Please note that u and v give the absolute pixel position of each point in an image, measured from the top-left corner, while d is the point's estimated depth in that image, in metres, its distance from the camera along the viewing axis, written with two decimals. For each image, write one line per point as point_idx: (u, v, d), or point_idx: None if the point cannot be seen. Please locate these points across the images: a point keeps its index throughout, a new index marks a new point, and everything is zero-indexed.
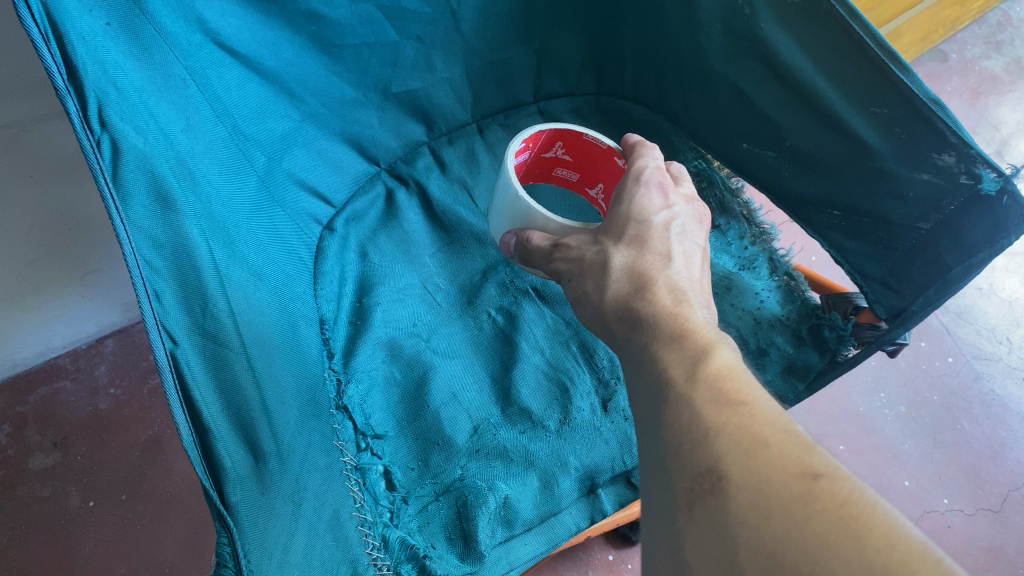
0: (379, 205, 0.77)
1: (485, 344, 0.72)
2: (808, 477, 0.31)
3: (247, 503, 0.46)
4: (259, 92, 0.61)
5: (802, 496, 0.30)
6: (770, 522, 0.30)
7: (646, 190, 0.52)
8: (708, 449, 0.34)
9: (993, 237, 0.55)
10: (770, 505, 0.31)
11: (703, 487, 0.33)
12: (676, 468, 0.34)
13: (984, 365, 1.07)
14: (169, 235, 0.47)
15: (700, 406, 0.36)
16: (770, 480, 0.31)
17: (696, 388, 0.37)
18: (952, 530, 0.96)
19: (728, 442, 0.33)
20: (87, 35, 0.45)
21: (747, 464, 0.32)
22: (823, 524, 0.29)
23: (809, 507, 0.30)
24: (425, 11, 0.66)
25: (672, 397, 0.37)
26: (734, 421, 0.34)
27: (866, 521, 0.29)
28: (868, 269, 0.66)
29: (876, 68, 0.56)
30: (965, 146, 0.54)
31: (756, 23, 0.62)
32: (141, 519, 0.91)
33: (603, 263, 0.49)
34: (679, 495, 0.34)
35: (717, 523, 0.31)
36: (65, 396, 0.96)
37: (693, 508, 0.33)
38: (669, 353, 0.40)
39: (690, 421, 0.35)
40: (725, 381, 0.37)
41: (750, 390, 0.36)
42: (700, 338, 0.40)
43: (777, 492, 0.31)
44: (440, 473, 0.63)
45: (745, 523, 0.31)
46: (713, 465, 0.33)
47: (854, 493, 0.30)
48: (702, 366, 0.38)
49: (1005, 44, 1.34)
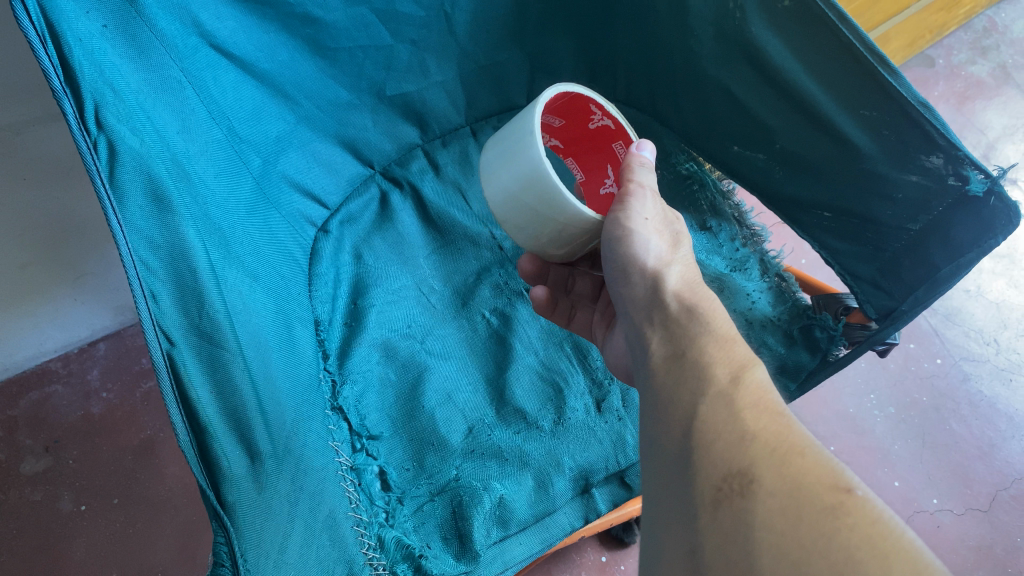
0: (374, 207, 0.77)
1: (480, 346, 0.73)
2: (840, 490, 0.33)
3: (243, 503, 0.46)
4: (255, 94, 0.61)
5: (833, 508, 0.32)
6: (798, 530, 0.31)
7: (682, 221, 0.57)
8: (744, 450, 0.35)
9: (981, 237, 0.56)
10: (800, 513, 0.32)
11: (733, 487, 0.34)
12: (704, 463, 0.35)
13: (972, 367, 1.08)
14: (166, 236, 0.48)
15: (741, 408, 0.37)
16: (802, 489, 0.33)
17: (739, 391, 0.38)
18: (941, 530, 0.97)
19: (764, 447, 0.35)
20: (84, 37, 0.45)
21: (780, 470, 0.34)
22: (852, 538, 0.31)
23: (840, 520, 0.31)
24: (419, 14, 0.66)
25: (713, 393, 0.38)
26: (771, 429, 0.36)
27: (892, 542, 0.30)
28: (858, 270, 0.67)
29: (865, 72, 0.57)
30: (953, 148, 0.55)
31: (747, 27, 0.63)
32: (133, 524, 0.91)
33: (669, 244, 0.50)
34: (704, 493, 0.34)
35: (741, 523, 0.32)
36: (57, 400, 0.95)
37: (718, 508, 0.34)
38: (709, 348, 0.41)
39: (727, 420, 0.36)
40: (765, 393, 0.38)
41: (786, 407, 0.38)
42: (750, 349, 0.41)
43: (809, 502, 0.32)
44: (435, 474, 0.64)
45: (772, 528, 0.32)
46: (746, 467, 0.34)
47: (883, 515, 0.32)
48: (746, 373, 0.39)
49: (991, 50, 1.36)
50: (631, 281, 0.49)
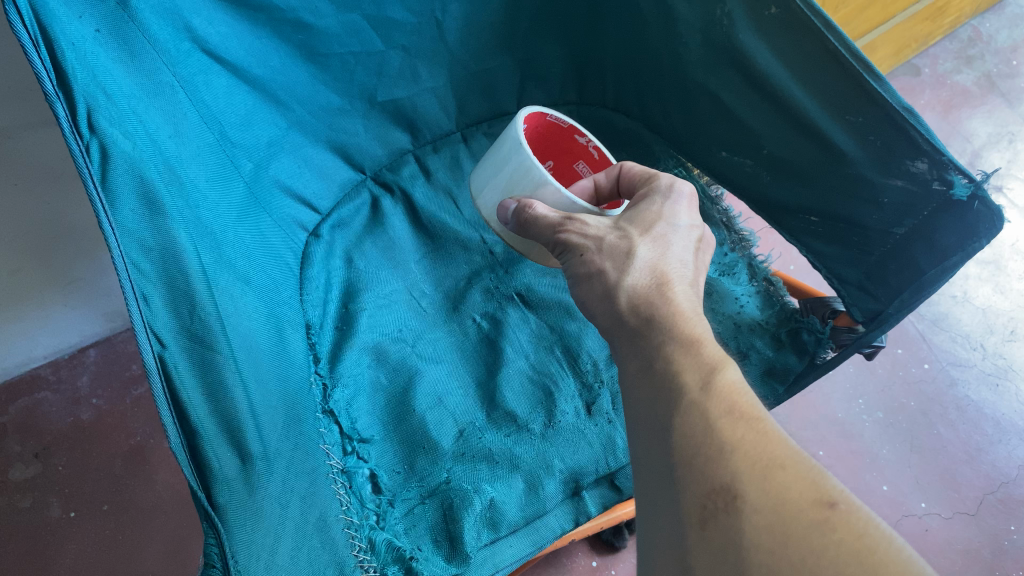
0: (365, 212, 0.77)
1: (471, 350, 0.73)
2: (824, 504, 0.33)
3: (234, 504, 0.46)
4: (247, 99, 0.62)
5: (820, 524, 0.32)
6: (787, 547, 0.32)
7: (673, 200, 0.52)
8: (724, 465, 0.35)
9: (966, 241, 0.56)
10: (786, 530, 0.32)
11: (718, 504, 0.34)
12: (688, 480, 0.36)
13: (959, 372, 1.09)
14: (157, 239, 0.48)
15: (715, 418, 0.37)
16: (786, 504, 0.33)
17: (710, 399, 0.38)
18: (930, 534, 0.98)
19: (744, 459, 0.35)
20: (77, 40, 0.46)
21: (763, 485, 0.34)
22: (839, 555, 0.31)
23: (826, 536, 0.32)
24: (410, 20, 0.67)
25: (686, 404, 0.38)
26: (749, 438, 0.36)
27: (881, 556, 0.31)
28: (844, 273, 0.68)
29: (850, 78, 0.58)
30: (938, 153, 0.56)
31: (735, 34, 0.64)
32: (123, 530, 0.90)
33: (627, 249, 0.48)
34: (690, 510, 0.35)
35: (730, 541, 0.33)
36: (46, 407, 0.95)
37: (705, 526, 0.34)
38: (676, 356, 0.41)
39: (704, 432, 0.36)
40: (738, 396, 0.38)
41: (761, 409, 0.38)
42: (719, 349, 0.41)
43: (795, 518, 0.32)
44: (426, 476, 0.64)
45: (760, 546, 0.32)
46: (728, 483, 0.34)
47: (869, 526, 0.32)
48: (716, 378, 0.39)
49: (976, 59, 1.37)
50: (593, 283, 0.49)
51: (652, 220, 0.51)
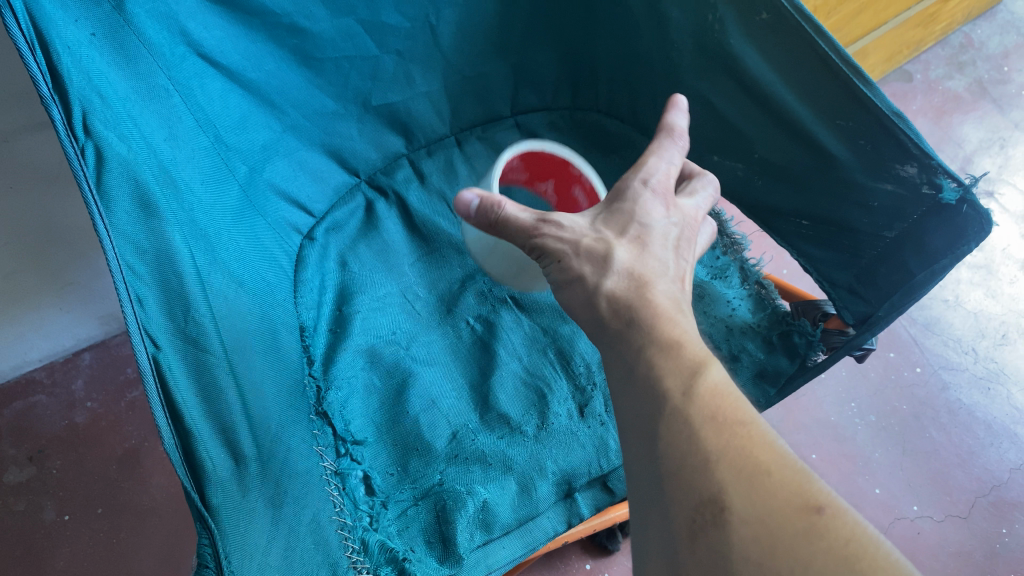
0: (360, 215, 0.78)
1: (465, 353, 0.73)
2: (810, 511, 0.34)
3: (228, 505, 0.46)
4: (241, 103, 0.62)
5: (807, 533, 0.33)
6: (776, 559, 0.32)
7: (650, 197, 0.52)
8: (711, 475, 0.35)
9: (954, 244, 0.57)
10: (775, 542, 0.33)
11: (706, 517, 0.34)
12: (675, 491, 0.36)
13: (951, 376, 1.09)
14: (152, 241, 0.48)
15: (700, 426, 0.37)
16: (773, 514, 0.33)
17: (693, 404, 0.38)
18: (922, 536, 0.98)
19: (730, 468, 0.35)
20: (72, 44, 0.46)
21: (749, 494, 0.34)
22: (827, 565, 0.32)
23: (814, 545, 0.32)
24: (404, 25, 0.68)
25: (669, 412, 0.38)
26: (734, 445, 0.36)
27: (867, 564, 0.32)
28: (835, 276, 0.68)
29: (839, 83, 0.59)
30: (927, 157, 0.57)
31: (726, 39, 0.64)
32: (117, 533, 0.90)
33: (604, 251, 0.49)
34: (680, 523, 0.35)
35: (718, 555, 0.33)
36: (41, 410, 0.95)
37: (695, 539, 0.34)
38: (658, 361, 0.41)
39: (690, 441, 0.37)
40: (722, 400, 0.38)
41: (746, 410, 0.38)
42: (700, 351, 0.42)
43: (783, 529, 0.33)
44: (419, 478, 0.65)
45: (749, 559, 0.32)
46: (715, 494, 0.35)
47: (854, 531, 0.33)
48: (698, 383, 0.39)
49: (967, 65, 1.38)
50: (574, 288, 0.49)
51: (628, 219, 0.51)
